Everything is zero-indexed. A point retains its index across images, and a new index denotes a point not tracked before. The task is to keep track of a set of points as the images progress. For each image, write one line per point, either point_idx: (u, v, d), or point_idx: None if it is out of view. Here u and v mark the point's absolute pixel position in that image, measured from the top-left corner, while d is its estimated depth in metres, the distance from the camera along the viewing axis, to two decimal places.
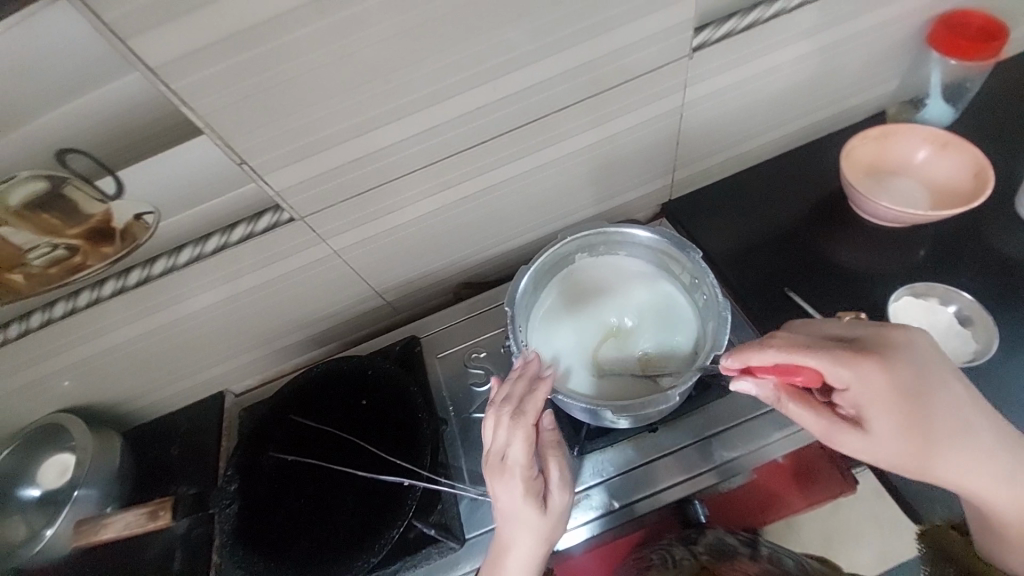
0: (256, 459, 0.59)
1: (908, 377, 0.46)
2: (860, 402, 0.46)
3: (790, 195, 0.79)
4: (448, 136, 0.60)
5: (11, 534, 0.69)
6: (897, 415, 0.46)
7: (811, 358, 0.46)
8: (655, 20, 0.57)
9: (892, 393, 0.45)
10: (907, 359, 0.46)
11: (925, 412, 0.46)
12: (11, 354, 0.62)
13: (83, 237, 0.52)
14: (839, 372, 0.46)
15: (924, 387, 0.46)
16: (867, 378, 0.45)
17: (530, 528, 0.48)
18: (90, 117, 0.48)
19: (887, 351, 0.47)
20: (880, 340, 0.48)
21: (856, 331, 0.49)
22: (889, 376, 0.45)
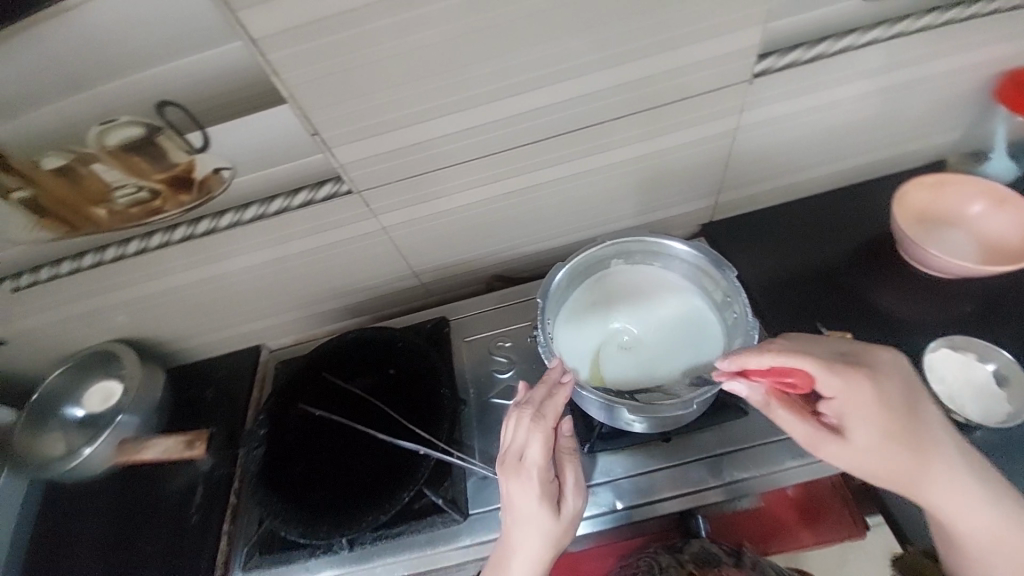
0: (287, 409, 0.63)
1: (890, 391, 0.48)
2: (848, 411, 0.48)
3: (835, 232, 0.79)
4: (504, 131, 0.63)
5: (47, 448, 0.74)
6: (880, 427, 0.48)
7: (808, 364, 0.48)
8: (720, 43, 0.59)
9: (876, 405, 0.48)
10: (887, 375, 0.49)
11: (902, 426, 0.48)
12: (82, 282, 0.68)
13: (166, 183, 0.57)
14: (830, 380, 0.48)
15: (902, 404, 0.48)
16: (854, 387, 0.48)
17: (543, 531, 0.49)
18: (185, 76, 0.51)
19: (870, 366, 0.49)
20: (864, 356, 0.50)
21: (843, 344, 0.52)
22: (874, 388, 0.48)
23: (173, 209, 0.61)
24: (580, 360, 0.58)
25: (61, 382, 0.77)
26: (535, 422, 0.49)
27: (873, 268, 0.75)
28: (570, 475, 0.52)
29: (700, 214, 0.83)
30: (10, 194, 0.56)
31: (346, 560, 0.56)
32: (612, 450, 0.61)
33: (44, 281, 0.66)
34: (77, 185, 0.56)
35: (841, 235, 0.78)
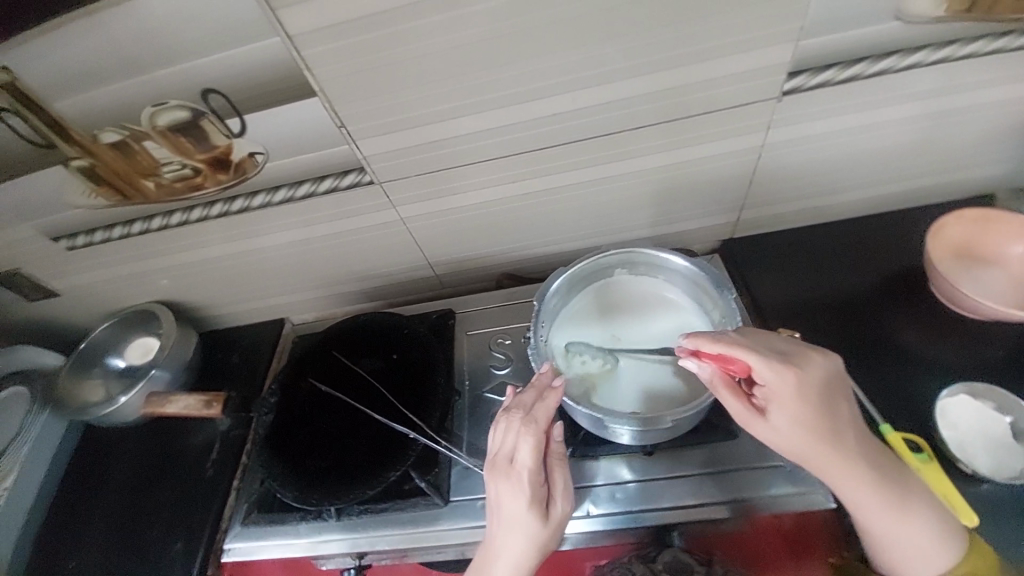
0: (296, 381, 0.68)
1: (821, 390, 0.50)
2: (775, 401, 0.50)
3: (861, 260, 0.76)
4: (521, 134, 0.64)
5: (86, 393, 0.82)
6: (805, 421, 0.49)
7: (747, 354, 0.50)
8: (747, 59, 0.57)
9: (805, 400, 0.49)
10: (823, 375, 0.50)
11: (828, 424, 0.49)
12: (130, 247, 0.75)
13: (207, 162, 0.63)
14: (767, 371, 0.50)
15: (831, 402, 0.50)
16: (784, 381, 0.49)
17: (531, 534, 0.49)
18: (221, 67, 0.54)
19: (808, 364, 0.51)
20: (807, 356, 0.52)
21: (790, 342, 0.53)
22: (804, 384, 0.49)
23: (212, 186, 0.66)
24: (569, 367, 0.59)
25: (108, 334, 0.85)
26: (524, 422, 0.52)
27: (897, 302, 0.71)
28: (559, 480, 0.53)
29: (719, 230, 0.82)
30: (70, 162, 0.62)
31: (330, 528, 0.60)
32: (596, 456, 0.62)
33: (97, 243, 0.73)
34: (130, 159, 0.62)
35: (867, 264, 0.75)
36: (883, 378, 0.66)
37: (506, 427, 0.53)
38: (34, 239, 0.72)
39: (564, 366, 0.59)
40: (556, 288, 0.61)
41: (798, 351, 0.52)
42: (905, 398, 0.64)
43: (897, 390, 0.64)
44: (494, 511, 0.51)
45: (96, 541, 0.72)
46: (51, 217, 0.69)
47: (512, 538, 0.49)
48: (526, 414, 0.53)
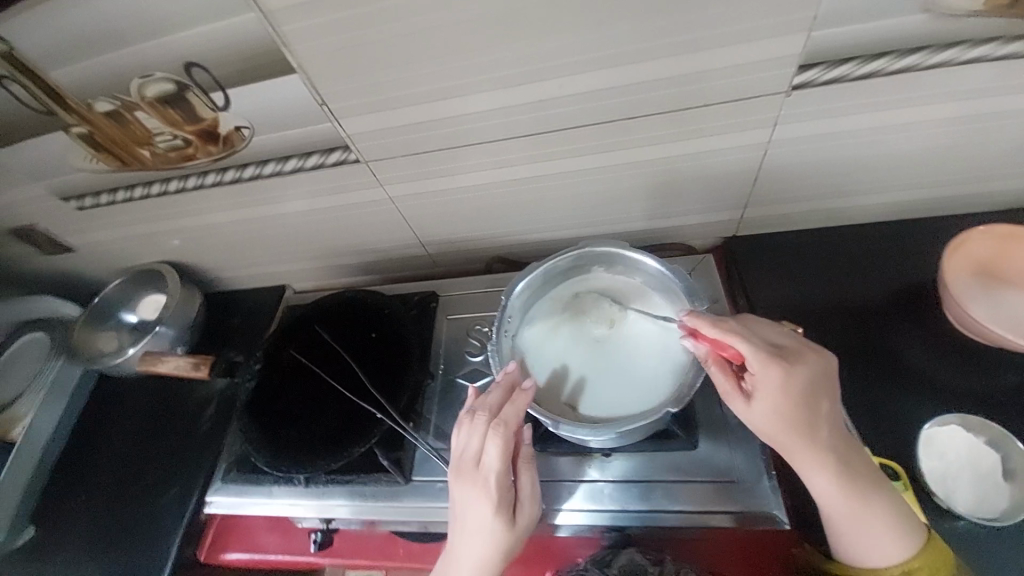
0: (279, 352, 0.71)
1: (811, 386, 0.49)
2: (759, 391, 0.49)
3: (870, 270, 0.71)
4: (507, 119, 0.62)
5: (101, 343, 0.88)
6: (786, 414, 0.49)
7: (738, 342, 0.50)
8: (754, 49, 0.52)
9: (790, 394, 0.48)
10: (816, 372, 0.49)
11: (810, 420, 0.49)
12: (134, 211, 0.78)
13: (197, 134, 0.64)
14: (754, 363, 0.49)
15: (818, 398, 0.49)
16: (772, 373, 0.49)
17: (497, 536, 0.51)
18: (197, 40, 0.54)
19: (802, 360, 0.50)
20: (803, 352, 0.51)
21: (789, 336, 0.52)
22: (792, 378, 0.48)
23: (204, 157, 0.67)
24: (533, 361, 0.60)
25: (120, 290, 0.90)
26: (493, 426, 0.51)
27: (899, 318, 0.67)
28: (526, 482, 0.54)
29: (721, 227, 0.78)
30: (69, 128, 0.64)
31: (299, 494, 0.63)
32: (557, 451, 0.62)
33: (103, 205, 0.76)
34: (125, 128, 0.63)
35: (876, 274, 0.70)
36: (873, 397, 0.62)
37: (474, 430, 0.52)
38: (45, 199, 0.76)
39: (527, 360, 0.60)
40: (526, 282, 0.62)
41: (796, 346, 0.51)
42: (893, 421, 0.60)
43: (886, 412, 0.61)
44: (459, 514, 0.52)
45: (104, 479, 0.79)
46: (57, 179, 0.72)
47: (478, 542, 0.50)
48: (494, 417, 0.52)
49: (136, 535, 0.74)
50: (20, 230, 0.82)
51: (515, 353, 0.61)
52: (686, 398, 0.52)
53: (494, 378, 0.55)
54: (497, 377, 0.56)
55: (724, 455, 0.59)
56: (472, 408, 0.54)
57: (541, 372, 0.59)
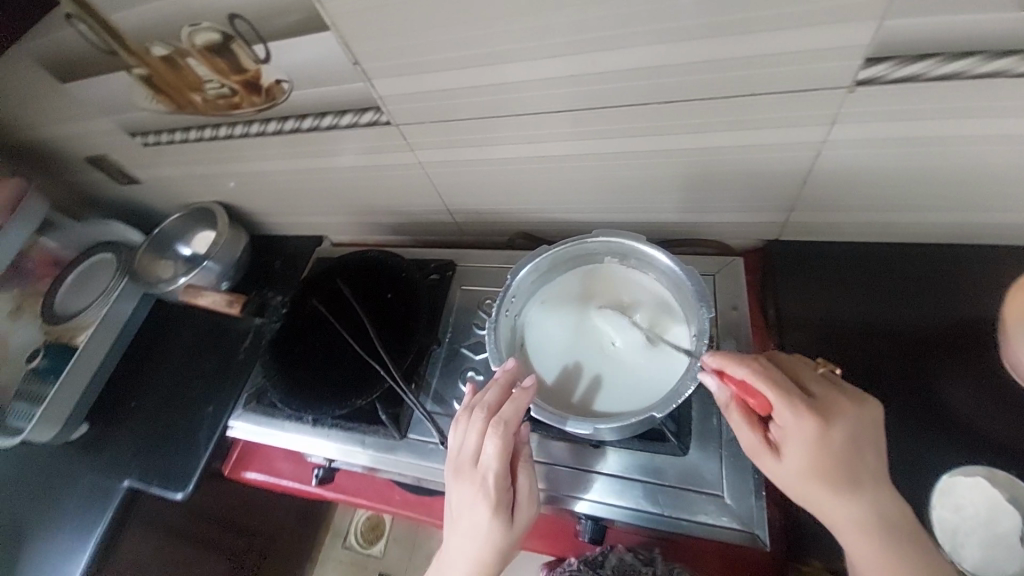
0: (304, 301, 0.76)
1: (852, 438, 0.44)
2: (789, 441, 0.46)
3: (912, 296, 0.65)
4: (536, 93, 0.58)
5: (159, 271, 0.97)
6: (820, 469, 0.44)
7: (766, 385, 0.46)
8: (818, 36, 0.45)
9: (826, 447, 0.44)
10: (857, 422, 0.45)
11: (852, 478, 0.44)
12: (190, 152, 0.83)
13: (242, 84, 0.66)
14: (783, 412, 0.46)
15: (860, 452, 0.44)
16: (805, 422, 0.45)
17: (493, 540, 0.49)
18: None
19: (841, 407, 0.46)
20: (842, 399, 0.46)
21: (824, 380, 0.48)
22: (829, 429, 0.44)
23: (248, 107, 0.70)
24: (531, 342, 0.62)
25: (177, 223, 0.98)
26: (493, 424, 0.50)
27: (928, 351, 0.62)
28: (523, 483, 0.52)
29: (761, 228, 0.73)
30: (131, 69, 0.68)
31: (305, 432, 0.69)
32: (544, 433, 0.63)
33: (162, 144, 0.82)
34: (179, 73, 0.67)
35: (913, 301, 0.65)
36: (891, 428, 0.58)
37: (473, 428, 0.52)
38: (113, 132, 0.82)
39: (526, 341, 0.62)
40: (535, 263, 0.63)
41: (835, 392, 0.47)
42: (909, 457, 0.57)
43: (903, 446, 0.57)
44: (454, 513, 0.51)
45: (156, 390, 0.91)
46: (123, 115, 0.77)
47: (474, 545, 0.49)
48: (494, 415, 0.51)
49: (174, 443, 0.84)
50: (95, 159, 0.91)
51: (515, 331, 0.62)
52: (671, 405, 0.51)
53: (492, 375, 0.55)
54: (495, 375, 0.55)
55: (712, 465, 0.57)
56: (472, 406, 0.54)
57: (536, 355, 0.61)
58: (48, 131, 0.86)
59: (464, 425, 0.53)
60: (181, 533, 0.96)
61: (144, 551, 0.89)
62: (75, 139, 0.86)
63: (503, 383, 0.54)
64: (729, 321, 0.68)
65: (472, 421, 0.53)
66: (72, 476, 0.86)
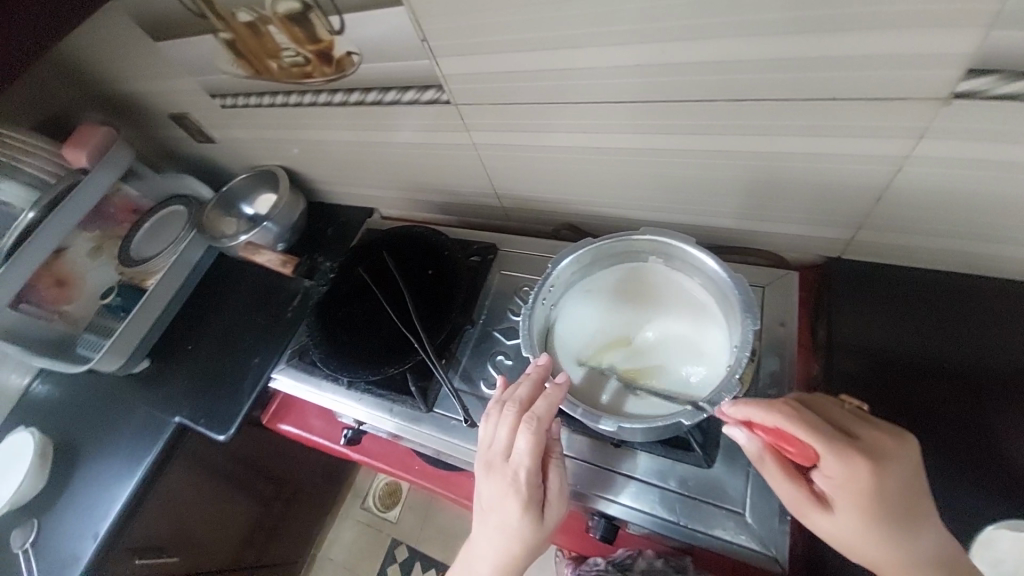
0: (350, 268, 0.79)
1: (904, 484, 0.42)
2: (838, 491, 0.42)
3: (987, 335, 0.59)
4: (600, 82, 0.57)
5: (224, 227, 1.03)
6: (873, 519, 0.42)
7: (810, 438, 0.42)
8: (916, 39, 0.42)
9: (879, 498, 0.41)
10: (907, 467, 0.42)
11: (905, 523, 0.42)
12: (262, 116, 0.88)
13: (315, 54, 0.69)
14: (831, 461, 0.42)
15: (912, 497, 0.42)
16: (858, 473, 0.41)
17: (525, 535, 0.48)
18: None
19: (888, 450, 0.42)
20: (888, 440, 0.42)
21: (859, 417, 0.45)
22: (883, 479, 0.41)
23: (319, 77, 0.73)
24: (564, 332, 0.61)
25: (244, 184, 1.04)
26: (527, 419, 0.50)
27: (998, 397, 0.56)
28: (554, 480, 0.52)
29: (823, 243, 0.68)
30: (218, 34, 0.72)
31: (339, 393, 0.72)
32: (566, 425, 0.63)
33: (238, 107, 0.87)
34: (260, 40, 0.70)
35: (987, 340, 0.59)
36: (951, 474, 0.53)
37: (503, 422, 0.51)
38: (197, 93, 0.88)
39: (559, 330, 0.61)
40: (577, 253, 0.62)
41: (877, 431, 0.43)
42: (966, 508, 0.51)
43: (961, 495, 0.52)
44: (483, 507, 0.50)
45: (211, 337, 0.98)
46: (206, 76, 0.83)
47: (504, 539, 0.48)
48: (527, 410, 0.50)
49: (221, 388, 0.90)
50: (178, 116, 0.97)
51: (550, 320, 0.62)
52: (701, 415, 0.50)
53: (522, 371, 0.54)
54: (526, 369, 0.55)
55: (738, 483, 0.55)
56: (503, 400, 0.53)
57: (567, 345, 0.60)
58: (141, 87, 0.93)
59: (495, 418, 0.52)
60: (219, 470, 1.04)
61: (186, 481, 0.96)
62: (163, 97, 0.93)
63: (535, 377, 0.53)
64: (775, 338, 0.65)
65: (504, 415, 0.52)
66: (132, 405, 0.94)
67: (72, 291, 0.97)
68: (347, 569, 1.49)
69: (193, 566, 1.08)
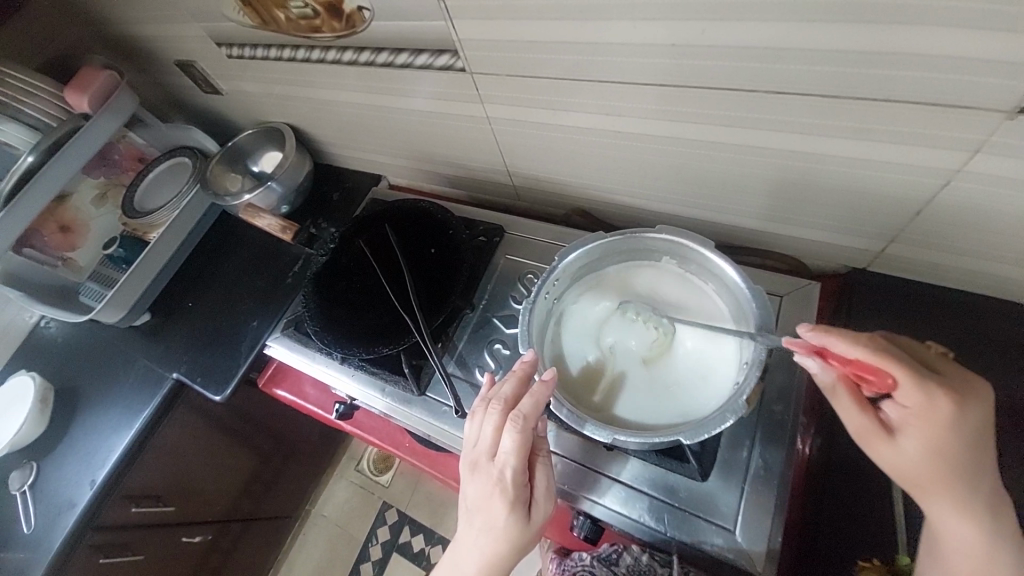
0: (350, 240, 0.77)
1: (985, 422, 0.39)
2: (918, 424, 0.39)
3: (1017, 367, 0.55)
4: (629, 60, 0.52)
5: (227, 182, 1.00)
6: (948, 452, 0.39)
7: (897, 367, 0.39)
8: (993, 40, 0.37)
9: (959, 432, 0.39)
10: (991, 406, 0.39)
11: (976, 458, 0.40)
12: (268, 70, 0.83)
13: (325, 7, 0.64)
14: (913, 390, 0.39)
15: (988, 435, 0.40)
16: (942, 403, 0.38)
17: (511, 535, 0.47)
18: None
19: (975, 386, 0.39)
20: (972, 377, 0.40)
21: (940, 354, 0.42)
22: (967, 414, 0.38)
23: (328, 32, 0.68)
24: (568, 331, 0.59)
25: (250, 140, 1.00)
26: (511, 418, 0.48)
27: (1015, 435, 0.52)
28: (541, 479, 0.51)
29: (849, 253, 0.64)
30: None
31: (332, 367, 0.71)
32: (557, 423, 0.62)
33: (245, 58, 0.83)
34: None
35: (1015, 374, 0.55)
36: None
37: (488, 419, 0.50)
38: (203, 40, 0.84)
39: (562, 328, 0.59)
40: (587, 248, 0.59)
41: (959, 368, 0.41)
42: None
43: None
44: (468, 505, 0.50)
45: (211, 296, 0.97)
46: (211, 22, 0.78)
47: (490, 541, 0.48)
48: (513, 408, 0.49)
49: (218, 349, 0.90)
50: (184, 64, 0.93)
51: (554, 316, 0.60)
52: (703, 434, 0.47)
53: (510, 367, 0.52)
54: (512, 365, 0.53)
55: (731, 498, 0.54)
56: (488, 398, 0.51)
57: (569, 344, 0.58)
58: (145, 30, 0.88)
59: (479, 417, 0.51)
60: (217, 425, 1.06)
61: (183, 435, 0.98)
62: (169, 42, 0.89)
63: (520, 375, 0.52)
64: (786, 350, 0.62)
65: (489, 412, 0.50)
66: (131, 357, 0.95)
67: (76, 238, 0.96)
68: (339, 525, 1.55)
69: (190, 515, 1.12)
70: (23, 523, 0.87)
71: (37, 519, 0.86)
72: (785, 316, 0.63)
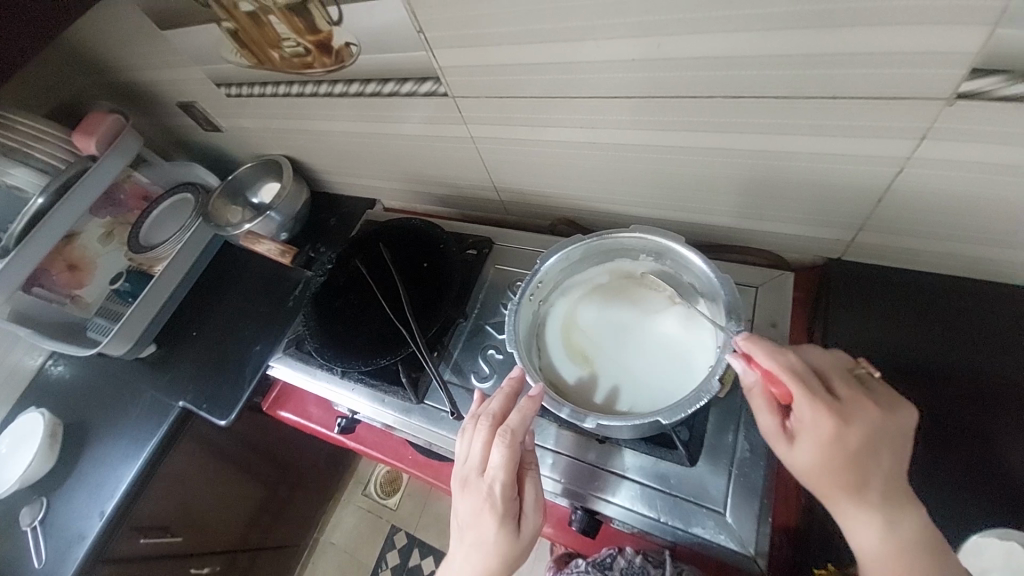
0: (347, 260, 0.80)
1: (879, 444, 0.42)
2: (806, 434, 0.43)
3: (986, 343, 0.57)
4: (600, 76, 0.56)
5: (232, 214, 1.03)
6: (835, 459, 0.42)
7: (789, 378, 0.44)
8: (919, 35, 0.40)
9: (846, 448, 0.42)
10: (886, 432, 0.42)
11: (866, 472, 0.42)
12: (267, 105, 0.88)
13: (315, 44, 0.69)
14: (803, 405, 0.44)
15: (885, 454, 0.42)
16: (824, 420, 0.43)
17: (502, 550, 0.48)
18: None
19: (872, 416, 0.43)
20: (869, 404, 0.43)
21: (853, 381, 0.45)
22: (848, 431, 0.42)
23: (320, 68, 0.73)
24: (558, 332, 0.63)
25: (249, 173, 1.04)
26: (500, 432, 0.50)
27: (995, 406, 0.54)
28: (532, 492, 0.51)
29: (823, 244, 0.67)
30: (221, 23, 0.72)
31: (333, 382, 0.74)
32: (555, 421, 0.64)
33: (244, 96, 0.88)
34: (261, 30, 0.70)
35: (988, 348, 0.57)
36: (943, 488, 0.52)
37: (476, 436, 0.52)
38: (204, 81, 0.89)
39: (552, 328, 0.63)
40: (567, 251, 0.63)
41: (860, 392, 0.44)
42: (959, 524, 0.50)
43: (958, 513, 0.50)
44: (458, 520, 0.50)
45: (215, 322, 1.00)
46: (210, 65, 0.83)
47: (482, 555, 0.48)
48: (502, 424, 0.51)
49: (223, 374, 0.93)
50: (185, 104, 0.99)
51: (543, 318, 0.64)
52: (680, 413, 0.50)
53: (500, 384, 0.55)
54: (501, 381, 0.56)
55: (720, 483, 0.56)
56: (478, 414, 0.54)
57: (557, 342, 0.62)
58: (149, 75, 0.94)
59: (469, 432, 0.53)
60: (223, 452, 1.07)
61: (191, 463, 1.00)
62: (171, 85, 0.94)
63: (510, 389, 0.54)
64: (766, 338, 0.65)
65: (478, 428, 0.52)
66: (139, 388, 0.97)
67: (85, 273, 0.99)
68: (348, 551, 1.53)
69: (198, 545, 1.12)
70: (32, 558, 0.87)
71: (46, 553, 0.87)
72: (763, 305, 0.67)
